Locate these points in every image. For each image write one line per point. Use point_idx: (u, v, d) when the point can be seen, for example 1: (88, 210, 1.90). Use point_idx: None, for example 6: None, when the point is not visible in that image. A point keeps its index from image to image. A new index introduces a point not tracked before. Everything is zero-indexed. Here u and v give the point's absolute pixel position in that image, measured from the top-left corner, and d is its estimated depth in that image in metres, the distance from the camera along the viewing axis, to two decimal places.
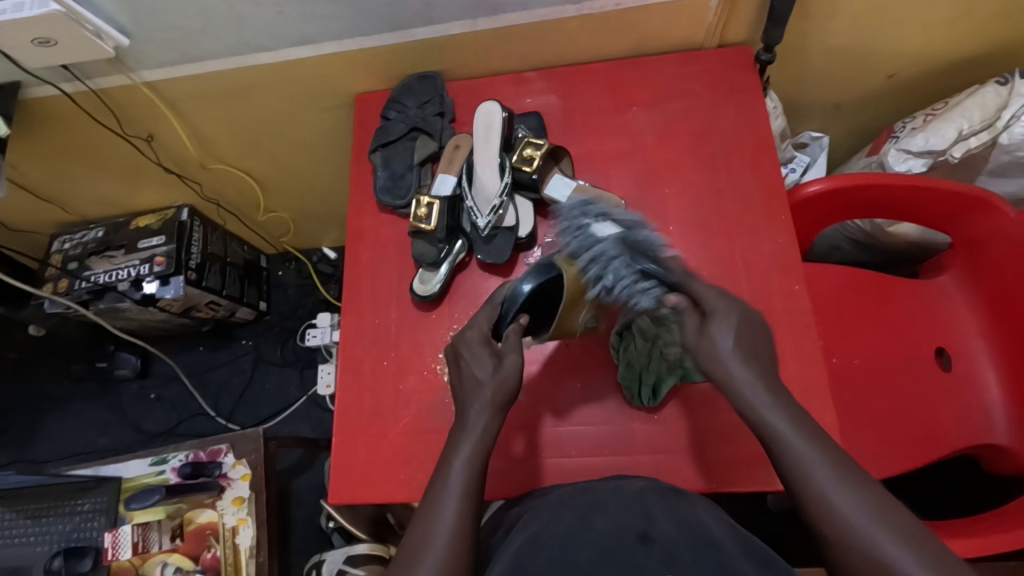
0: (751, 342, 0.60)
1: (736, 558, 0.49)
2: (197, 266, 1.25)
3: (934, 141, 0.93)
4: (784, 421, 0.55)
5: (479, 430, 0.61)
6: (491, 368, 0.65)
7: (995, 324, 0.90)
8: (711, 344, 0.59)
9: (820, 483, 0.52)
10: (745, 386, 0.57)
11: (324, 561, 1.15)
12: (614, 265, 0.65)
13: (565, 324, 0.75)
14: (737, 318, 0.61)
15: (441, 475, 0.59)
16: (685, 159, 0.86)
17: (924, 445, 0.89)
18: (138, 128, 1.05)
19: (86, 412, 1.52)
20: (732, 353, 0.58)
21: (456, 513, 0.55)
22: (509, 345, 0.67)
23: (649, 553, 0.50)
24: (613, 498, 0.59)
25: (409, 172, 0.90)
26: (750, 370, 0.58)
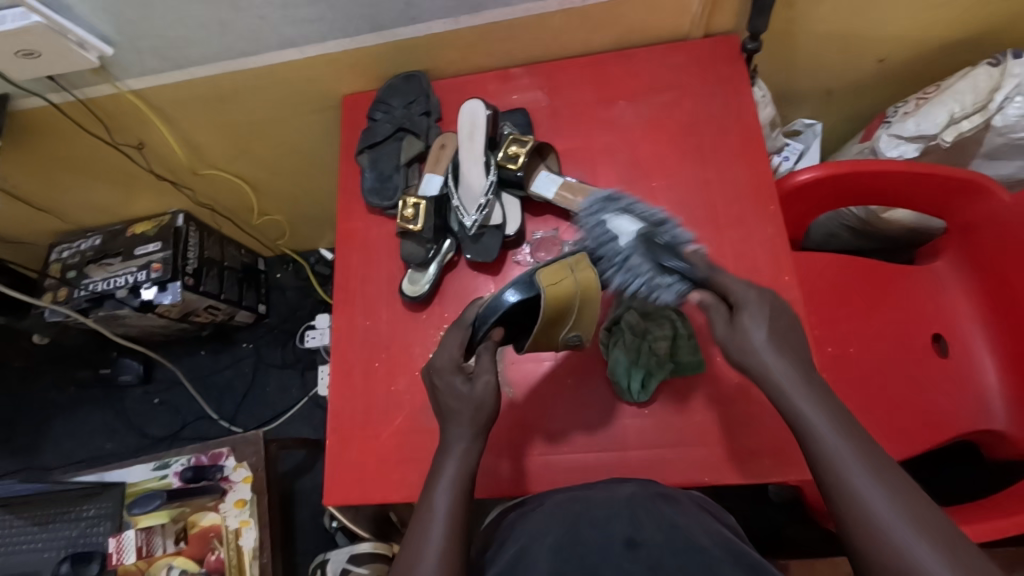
0: (785, 332, 0.60)
1: (721, 563, 0.50)
2: (194, 271, 1.26)
3: (926, 126, 0.91)
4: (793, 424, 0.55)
5: (469, 437, 0.63)
6: (465, 391, 0.65)
7: (990, 310, 0.89)
8: (744, 336, 0.60)
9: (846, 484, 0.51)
10: (779, 379, 0.57)
11: (328, 561, 1.17)
12: (634, 265, 0.68)
13: (544, 339, 0.72)
14: (764, 307, 0.61)
15: (430, 491, 0.60)
16: (673, 152, 0.86)
17: (925, 432, 0.89)
18: (128, 136, 1.05)
19: (92, 419, 1.54)
20: (767, 343, 0.59)
21: (445, 524, 0.56)
22: (483, 367, 0.66)
23: (634, 560, 0.51)
24: (606, 501, 0.60)
25: (397, 173, 0.90)
26: (786, 361, 0.58)
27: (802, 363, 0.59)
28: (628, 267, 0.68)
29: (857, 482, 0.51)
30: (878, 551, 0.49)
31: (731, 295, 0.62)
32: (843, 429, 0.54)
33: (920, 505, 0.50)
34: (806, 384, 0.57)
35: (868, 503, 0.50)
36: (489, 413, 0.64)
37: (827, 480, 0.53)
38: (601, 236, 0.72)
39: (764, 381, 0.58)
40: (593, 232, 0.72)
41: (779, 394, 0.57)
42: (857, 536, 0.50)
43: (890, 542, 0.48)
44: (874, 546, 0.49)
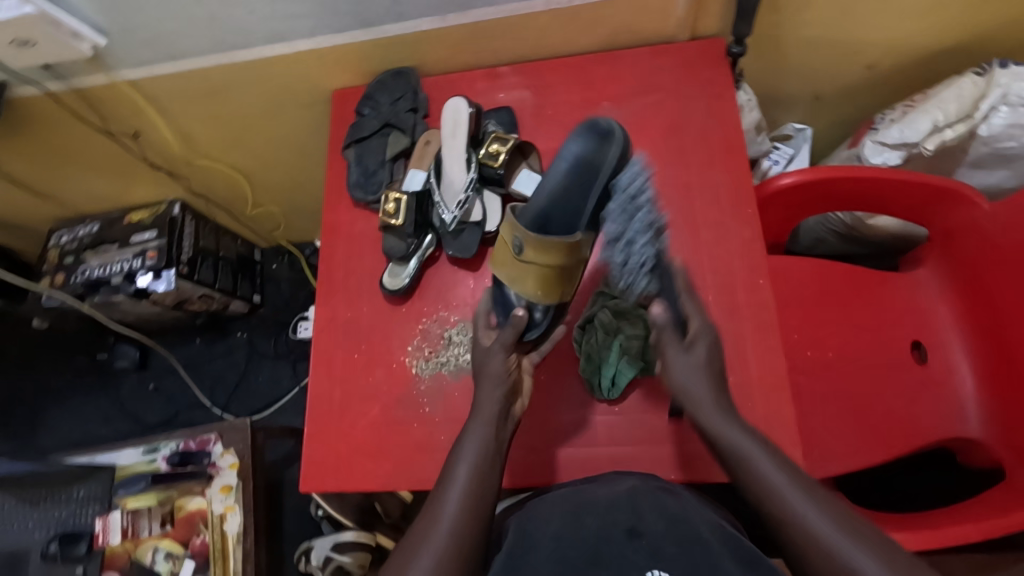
0: (719, 375, 0.67)
1: (721, 555, 0.52)
2: (189, 260, 1.28)
3: (909, 133, 0.92)
4: (748, 440, 0.61)
5: (491, 419, 0.67)
6: (490, 364, 0.71)
7: (970, 318, 0.89)
8: (688, 369, 0.66)
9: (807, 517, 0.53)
10: (699, 404, 0.64)
11: (312, 548, 1.22)
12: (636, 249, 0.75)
13: (515, 275, 0.75)
14: (713, 348, 0.67)
15: (439, 494, 0.61)
16: (654, 153, 0.87)
17: (902, 438, 0.89)
18: (124, 126, 1.07)
19: (87, 403, 1.56)
20: (697, 375, 0.66)
21: (456, 511, 0.59)
22: (501, 342, 0.73)
23: (638, 548, 0.52)
24: (603, 494, 0.61)
25: (382, 168, 0.91)
26: (707, 386, 0.65)
27: (719, 391, 0.65)
28: (628, 246, 0.76)
29: (809, 506, 0.54)
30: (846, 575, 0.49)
31: (688, 327, 0.68)
32: (774, 459, 0.58)
33: (858, 520, 0.53)
34: (736, 420, 0.63)
35: (824, 529, 0.52)
36: (504, 389, 0.69)
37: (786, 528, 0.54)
38: (626, 205, 0.76)
39: (689, 403, 0.65)
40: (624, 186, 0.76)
41: (715, 433, 0.62)
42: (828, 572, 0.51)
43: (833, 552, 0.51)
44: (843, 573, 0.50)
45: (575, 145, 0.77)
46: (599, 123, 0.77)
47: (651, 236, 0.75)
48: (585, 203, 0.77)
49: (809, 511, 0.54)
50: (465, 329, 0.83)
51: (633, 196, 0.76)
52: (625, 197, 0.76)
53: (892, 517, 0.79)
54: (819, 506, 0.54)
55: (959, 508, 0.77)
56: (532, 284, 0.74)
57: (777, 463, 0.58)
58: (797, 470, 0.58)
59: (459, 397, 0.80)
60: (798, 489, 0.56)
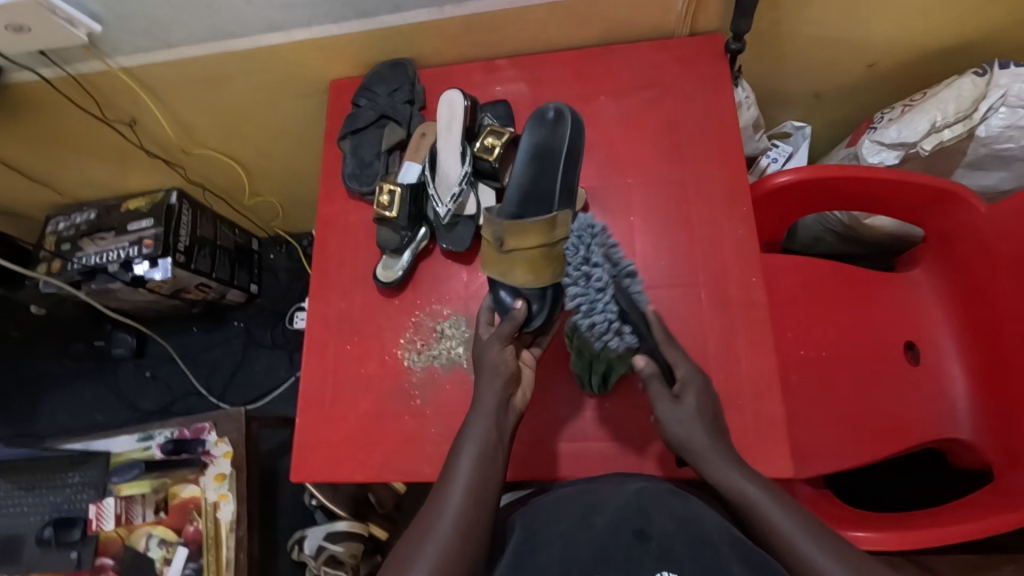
0: (714, 420, 0.68)
1: (729, 560, 0.51)
2: (186, 249, 1.28)
3: (906, 133, 0.92)
4: (753, 486, 0.61)
5: (491, 410, 0.67)
6: (490, 357, 0.71)
7: (964, 320, 0.89)
8: (684, 424, 0.67)
9: (820, 562, 0.53)
10: (698, 453, 0.65)
11: (306, 537, 1.23)
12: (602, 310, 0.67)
13: (503, 266, 0.73)
14: (705, 392, 0.70)
15: (442, 489, 0.62)
16: (650, 150, 0.87)
17: (892, 438, 0.89)
18: (120, 114, 1.07)
19: (84, 390, 1.57)
20: (693, 419, 0.67)
21: (458, 506, 0.59)
22: (499, 334, 0.72)
23: (646, 550, 0.53)
24: (611, 496, 0.62)
25: (377, 160, 0.90)
26: (704, 432, 0.66)
27: (714, 433, 0.67)
28: (591, 311, 0.67)
29: (819, 552, 0.54)
30: None
31: (678, 375, 0.70)
32: (784, 505, 0.59)
33: (870, 566, 0.53)
34: (741, 467, 0.63)
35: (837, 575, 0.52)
36: (503, 379, 0.69)
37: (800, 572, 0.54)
38: (581, 266, 0.67)
39: (689, 452, 0.66)
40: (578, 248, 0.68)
41: (722, 480, 0.63)
42: None
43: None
44: None
45: (524, 138, 0.76)
46: (545, 110, 0.76)
47: (612, 293, 0.67)
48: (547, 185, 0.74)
49: (819, 554, 0.54)
50: (458, 324, 0.83)
51: (585, 258, 0.67)
52: (575, 260, 0.67)
53: (877, 516, 0.80)
54: (830, 550, 0.54)
55: (945, 509, 0.78)
56: (517, 270, 0.72)
57: (789, 511, 0.58)
58: (809, 514, 0.58)
59: (450, 390, 0.80)
60: (808, 532, 0.56)
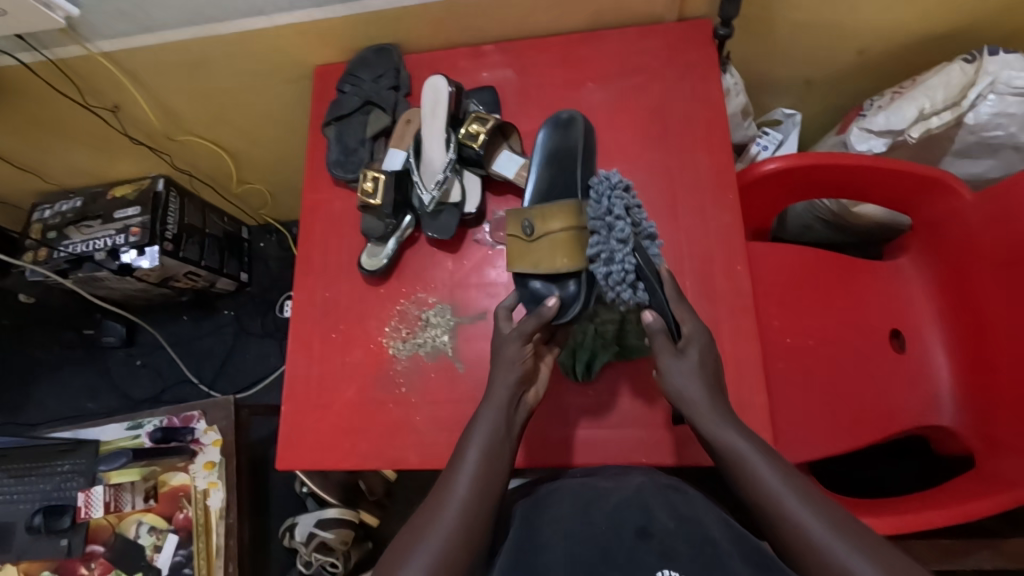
0: (715, 378, 0.67)
1: (732, 557, 0.52)
2: (173, 237, 1.27)
3: (894, 121, 0.91)
4: (745, 445, 0.61)
5: (502, 406, 0.66)
6: (513, 357, 0.69)
7: (950, 309, 0.89)
8: (686, 377, 0.66)
9: (799, 520, 0.54)
10: (693, 409, 0.65)
11: (296, 525, 1.22)
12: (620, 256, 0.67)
13: (541, 259, 0.72)
14: (708, 348, 0.67)
15: (448, 482, 0.61)
16: (637, 137, 0.86)
17: (874, 425, 0.90)
18: (103, 99, 1.06)
19: (74, 378, 1.56)
20: (693, 375, 0.66)
21: (461, 503, 0.59)
22: (522, 330, 0.69)
23: (648, 549, 0.53)
24: (615, 490, 0.62)
25: (362, 147, 0.90)
26: (701, 386, 0.65)
27: (713, 391, 0.66)
28: (608, 260, 0.68)
29: (802, 508, 0.55)
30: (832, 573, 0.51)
31: (682, 330, 0.67)
32: (773, 465, 0.59)
33: (848, 521, 0.54)
34: (734, 423, 0.63)
35: (818, 534, 0.53)
36: (517, 375, 0.68)
37: (783, 529, 0.55)
38: (604, 210, 0.69)
39: (686, 405, 0.65)
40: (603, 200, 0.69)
41: (713, 435, 0.63)
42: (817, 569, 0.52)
43: (830, 556, 0.52)
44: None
45: (540, 138, 0.81)
46: (561, 115, 0.82)
47: (632, 248, 0.67)
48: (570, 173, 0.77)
49: (801, 511, 0.55)
50: (443, 311, 0.83)
51: (609, 211, 0.68)
52: (597, 211, 0.69)
53: (858, 502, 0.81)
54: (812, 509, 0.55)
55: (926, 495, 0.79)
56: (560, 255, 0.71)
57: (778, 471, 0.58)
58: (795, 472, 0.59)
59: (435, 378, 0.80)
60: (793, 492, 0.56)
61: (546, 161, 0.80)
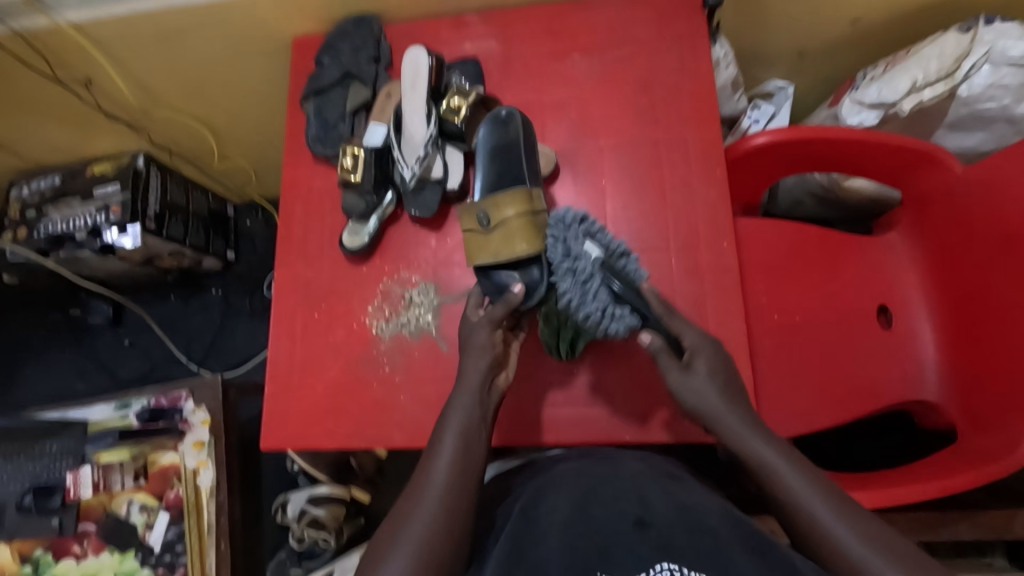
0: (729, 382, 0.68)
1: (732, 549, 0.50)
2: (155, 215, 1.24)
3: (886, 92, 0.91)
4: (770, 453, 0.62)
5: (474, 391, 0.67)
6: (487, 345, 0.70)
7: (938, 286, 0.89)
8: (696, 389, 0.67)
9: (829, 528, 0.55)
10: (710, 418, 0.66)
11: (289, 502, 1.22)
12: (592, 290, 0.69)
13: (501, 244, 0.71)
14: (715, 354, 0.69)
15: (425, 472, 0.61)
16: (624, 110, 0.84)
17: (859, 401, 0.91)
18: (74, 73, 1.02)
19: (62, 359, 1.55)
20: (706, 385, 0.67)
21: (439, 489, 0.59)
22: (490, 317, 0.71)
23: (645, 539, 0.51)
24: (614, 484, 0.61)
25: (342, 122, 0.87)
26: (719, 396, 0.66)
27: (727, 395, 0.67)
28: (584, 297, 0.69)
29: (829, 515, 0.56)
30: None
31: (682, 343, 0.69)
32: (802, 473, 0.59)
33: (874, 527, 0.54)
34: (756, 429, 0.64)
35: (845, 539, 0.54)
36: (488, 360, 0.69)
37: (813, 537, 0.56)
38: (564, 255, 0.70)
39: (705, 416, 0.67)
40: (557, 249, 0.70)
41: (737, 441, 0.64)
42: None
43: (855, 560, 0.53)
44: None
45: (480, 137, 0.78)
46: (499, 111, 0.78)
47: (601, 279, 0.69)
48: (518, 169, 0.75)
49: (828, 516, 0.56)
50: (427, 290, 0.82)
51: (570, 255, 0.70)
52: (558, 254, 0.69)
53: (842, 477, 0.81)
54: (840, 515, 0.55)
55: (908, 470, 0.79)
56: (518, 239, 0.70)
57: (807, 479, 0.59)
58: (822, 477, 0.59)
59: (419, 357, 0.80)
60: (822, 499, 0.57)
61: (490, 161, 0.76)
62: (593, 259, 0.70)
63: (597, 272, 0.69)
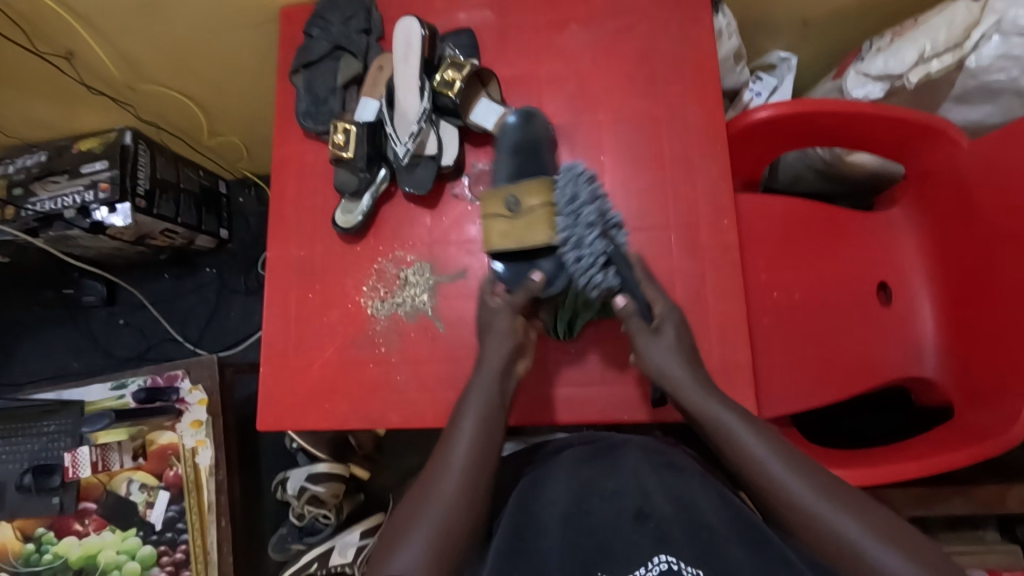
0: (691, 352, 0.71)
1: (728, 542, 0.50)
2: (145, 193, 1.22)
3: (893, 64, 0.89)
4: (730, 416, 0.63)
5: (497, 372, 0.68)
6: (507, 326, 0.72)
7: (939, 262, 0.88)
8: (662, 354, 0.70)
9: (788, 487, 0.56)
10: (674, 386, 0.68)
11: (288, 479, 1.21)
12: (588, 242, 0.72)
13: (524, 233, 0.72)
14: (679, 327, 0.72)
15: (445, 450, 0.62)
16: (623, 84, 0.82)
17: (856, 378, 0.90)
18: (55, 46, 0.99)
19: (57, 338, 1.54)
20: (670, 351, 0.70)
21: (461, 469, 0.59)
22: (512, 303, 0.73)
23: (645, 531, 0.51)
24: (615, 472, 0.61)
25: (332, 96, 0.85)
26: (681, 363, 0.69)
27: (690, 364, 0.70)
28: (577, 246, 0.72)
29: (785, 473, 0.57)
30: (827, 536, 0.53)
31: (654, 310, 0.72)
32: (761, 437, 0.61)
33: (832, 484, 0.56)
34: (713, 394, 0.66)
35: (802, 495, 0.55)
36: (510, 344, 0.71)
37: (773, 496, 0.57)
38: (569, 199, 0.73)
39: (669, 384, 0.68)
40: (565, 189, 0.74)
41: (699, 407, 0.66)
42: (808, 534, 0.54)
43: (815, 518, 0.54)
44: (827, 542, 0.53)
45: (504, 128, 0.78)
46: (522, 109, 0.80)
47: (599, 232, 0.73)
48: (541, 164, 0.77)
49: (785, 475, 0.57)
50: (422, 270, 0.81)
51: (573, 200, 0.73)
52: (565, 200, 0.73)
53: (839, 455, 0.82)
54: (795, 472, 0.57)
55: (903, 447, 0.80)
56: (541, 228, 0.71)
57: (766, 442, 0.60)
58: (780, 440, 0.61)
59: (415, 337, 0.79)
60: (779, 459, 0.59)
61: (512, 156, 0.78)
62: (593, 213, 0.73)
63: (596, 226, 0.73)
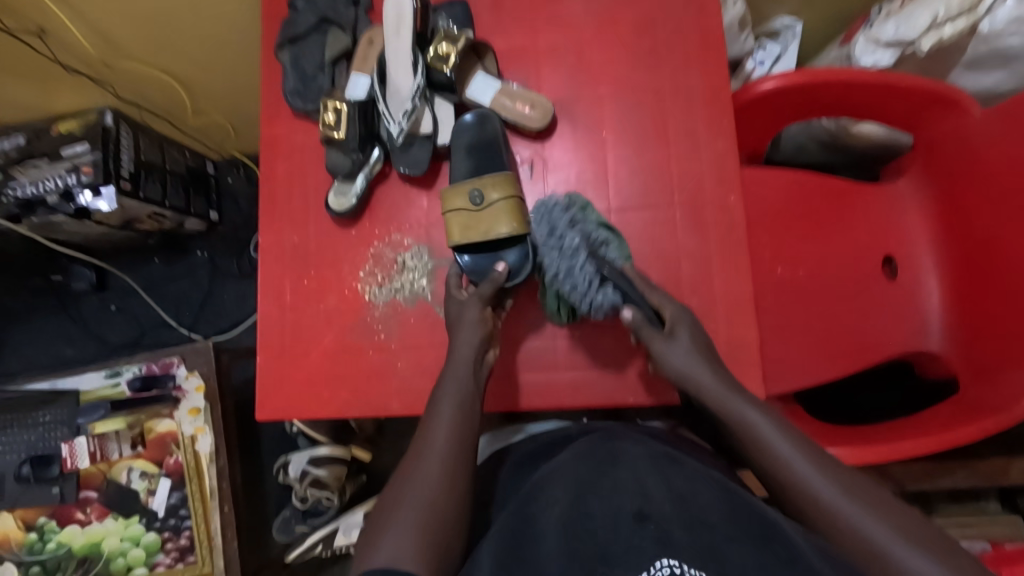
0: (708, 351, 0.69)
1: (729, 543, 0.48)
2: (130, 175, 1.18)
3: (904, 30, 0.85)
4: (758, 416, 0.61)
5: (468, 363, 0.67)
6: (476, 314, 0.71)
7: (947, 235, 0.86)
8: (681, 356, 0.67)
9: (816, 487, 0.54)
10: (696, 389, 0.65)
11: (289, 463, 1.20)
12: (579, 270, 0.71)
13: (484, 227, 0.70)
14: (695, 328, 0.69)
15: (424, 437, 0.61)
16: (624, 55, 0.78)
17: (862, 354, 0.89)
18: (26, 23, 0.94)
19: (47, 326, 1.51)
20: (690, 353, 0.67)
21: (442, 454, 0.58)
22: (478, 295, 0.72)
23: (645, 533, 0.48)
24: (613, 470, 0.57)
25: (321, 73, 0.81)
26: (700, 361, 0.67)
27: (709, 361, 0.67)
28: (569, 272, 0.71)
29: (813, 473, 0.55)
30: (856, 538, 0.51)
31: (663, 313, 0.69)
32: (787, 437, 0.58)
33: (857, 483, 0.54)
34: (738, 391, 0.64)
35: (829, 494, 0.53)
36: (481, 333, 0.69)
37: (801, 497, 0.54)
38: (548, 233, 0.74)
39: (694, 388, 0.65)
40: (542, 227, 0.74)
41: (721, 403, 0.63)
42: (838, 537, 0.52)
43: (840, 518, 0.52)
44: (855, 546, 0.50)
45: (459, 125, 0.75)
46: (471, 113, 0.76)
47: (586, 254, 0.72)
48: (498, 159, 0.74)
49: (812, 475, 0.55)
50: (420, 253, 0.79)
51: (553, 230, 0.74)
52: (543, 235, 0.74)
53: (845, 432, 0.81)
54: (823, 471, 0.55)
55: (910, 423, 0.79)
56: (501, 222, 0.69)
57: (794, 442, 0.58)
58: (802, 437, 0.59)
59: (415, 323, 0.77)
60: (806, 458, 0.56)
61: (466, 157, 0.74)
62: (579, 240, 0.72)
63: (583, 250, 0.72)
